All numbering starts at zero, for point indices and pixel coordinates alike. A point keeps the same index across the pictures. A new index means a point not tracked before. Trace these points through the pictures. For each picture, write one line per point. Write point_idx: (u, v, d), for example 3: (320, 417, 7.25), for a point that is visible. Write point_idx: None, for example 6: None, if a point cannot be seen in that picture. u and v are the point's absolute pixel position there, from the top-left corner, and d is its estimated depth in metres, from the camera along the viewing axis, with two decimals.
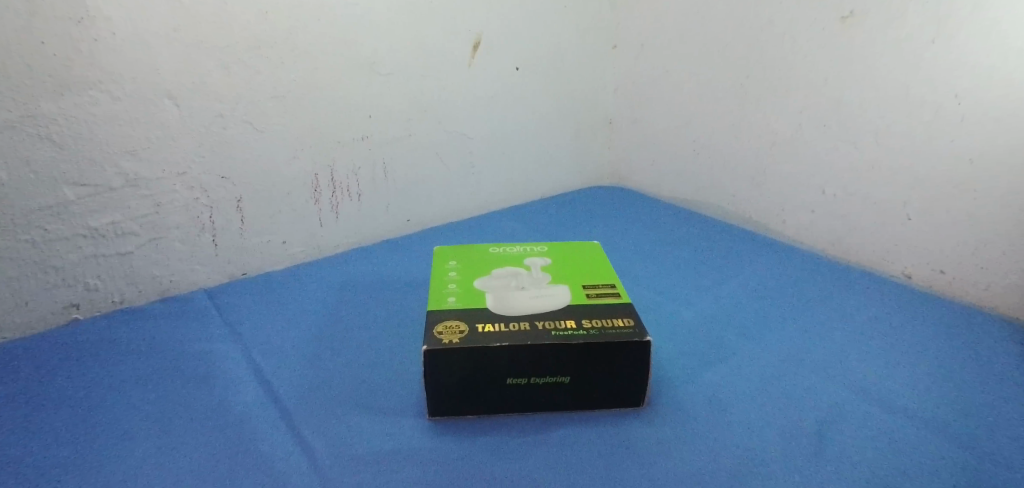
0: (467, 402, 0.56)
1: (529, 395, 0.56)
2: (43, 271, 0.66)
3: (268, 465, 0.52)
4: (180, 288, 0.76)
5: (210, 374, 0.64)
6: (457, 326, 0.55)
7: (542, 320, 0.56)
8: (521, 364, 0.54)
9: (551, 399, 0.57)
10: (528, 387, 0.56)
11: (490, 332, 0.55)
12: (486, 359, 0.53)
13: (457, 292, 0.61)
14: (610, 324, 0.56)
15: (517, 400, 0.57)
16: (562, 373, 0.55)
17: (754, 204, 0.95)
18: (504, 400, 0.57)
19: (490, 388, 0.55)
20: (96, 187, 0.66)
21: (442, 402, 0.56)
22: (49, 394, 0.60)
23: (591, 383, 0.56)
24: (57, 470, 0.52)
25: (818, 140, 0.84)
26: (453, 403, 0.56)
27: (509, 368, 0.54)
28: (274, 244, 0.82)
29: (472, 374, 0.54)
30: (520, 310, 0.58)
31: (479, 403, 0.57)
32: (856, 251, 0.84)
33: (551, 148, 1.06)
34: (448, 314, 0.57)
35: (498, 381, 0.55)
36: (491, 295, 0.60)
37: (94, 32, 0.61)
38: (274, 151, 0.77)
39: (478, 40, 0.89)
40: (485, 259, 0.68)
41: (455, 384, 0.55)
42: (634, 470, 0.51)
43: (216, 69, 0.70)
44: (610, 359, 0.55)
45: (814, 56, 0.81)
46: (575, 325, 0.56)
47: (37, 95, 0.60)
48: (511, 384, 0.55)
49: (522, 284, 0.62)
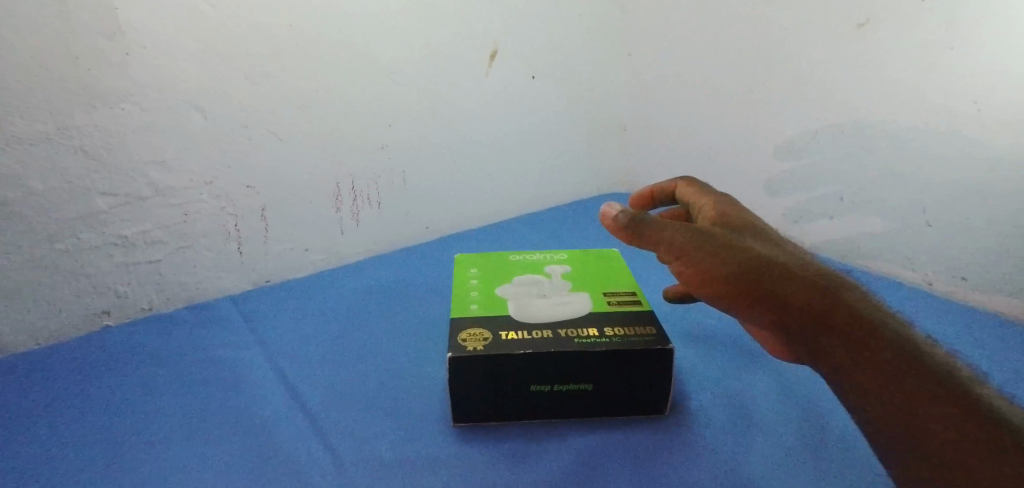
0: (490, 409, 0.57)
1: (553, 402, 0.57)
2: (76, 278, 0.68)
3: (299, 470, 0.53)
4: (206, 295, 0.78)
5: (238, 380, 0.65)
6: (480, 333, 0.56)
7: (565, 328, 0.57)
8: (544, 371, 0.55)
9: (573, 407, 0.58)
10: (551, 394, 0.56)
11: (514, 339, 0.55)
12: (511, 366, 0.54)
13: (480, 299, 0.62)
14: (632, 332, 0.56)
15: (541, 407, 0.57)
16: (585, 380, 0.56)
17: (770, 211, 0.95)
18: (527, 407, 0.57)
19: (514, 394, 0.56)
20: (127, 196, 0.68)
21: (465, 408, 0.57)
22: (81, 400, 0.62)
23: (612, 390, 0.57)
24: (92, 474, 0.53)
25: (832, 147, 0.84)
26: (477, 410, 0.57)
27: (533, 376, 0.55)
28: (296, 252, 0.83)
29: (496, 381, 0.55)
30: (542, 317, 0.59)
31: (503, 409, 0.57)
32: (876, 258, 0.84)
33: (566, 155, 1.07)
34: (471, 321, 0.58)
35: (521, 387, 0.56)
36: (513, 302, 0.61)
37: (126, 46, 0.63)
38: (297, 160, 0.78)
39: (494, 49, 0.90)
40: (505, 266, 0.69)
41: (480, 390, 0.56)
42: (657, 477, 0.52)
43: (243, 80, 0.71)
44: (633, 366, 0.55)
45: (830, 64, 0.81)
46: (597, 333, 0.56)
47: (72, 108, 0.62)
48: (535, 391, 0.56)
49: (543, 291, 0.63)
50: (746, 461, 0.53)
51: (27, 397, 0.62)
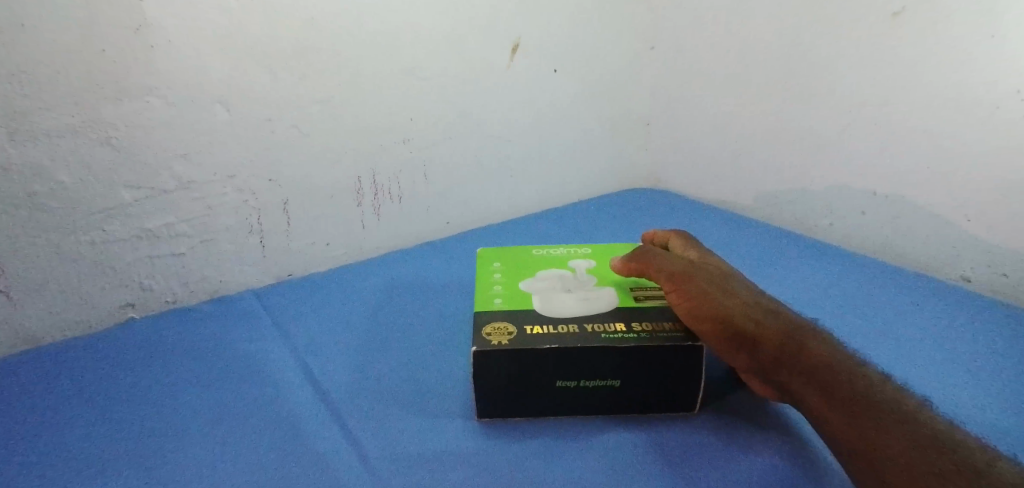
0: (514, 405, 0.56)
1: (579, 399, 0.56)
2: (102, 271, 0.68)
3: (322, 464, 0.53)
4: (229, 289, 0.78)
5: (262, 373, 0.65)
6: (505, 327, 0.55)
7: (591, 323, 0.56)
8: (571, 367, 0.53)
9: (599, 403, 0.56)
10: (577, 390, 0.55)
11: (539, 334, 0.54)
12: (536, 361, 0.53)
13: (504, 294, 0.61)
14: (661, 327, 0.55)
15: (566, 403, 0.56)
16: (612, 377, 0.54)
17: (799, 206, 0.93)
18: (553, 403, 0.56)
19: (539, 390, 0.55)
20: (152, 189, 0.68)
21: (489, 402, 0.56)
22: (107, 392, 0.62)
23: (640, 387, 0.55)
24: (119, 464, 0.53)
25: (866, 140, 0.82)
26: (502, 406, 0.56)
27: (559, 372, 0.54)
28: (318, 246, 0.83)
29: (520, 376, 0.54)
30: (567, 312, 0.57)
31: (528, 405, 0.56)
32: (910, 254, 0.82)
33: (589, 150, 1.05)
34: (496, 315, 0.57)
35: (546, 383, 0.55)
36: (538, 297, 0.60)
37: (150, 39, 0.63)
38: (319, 155, 0.78)
39: (517, 43, 0.89)
40: (529, 260, 0.68)
41: (505, 385, 0.55)
42: (688, 477, 0.50)
43: (265, 74, 0.71)
44: (661, 363, 0.54)
45: (865, 54, 0.79)
46: (625, 328, 0.55)
47: (98, 101, 0.62)
48: (561, 387, 0.55)
49: (568, 286, 0.62)
50: (778, 463, 0.52)
51: (55, 388, 0.62)
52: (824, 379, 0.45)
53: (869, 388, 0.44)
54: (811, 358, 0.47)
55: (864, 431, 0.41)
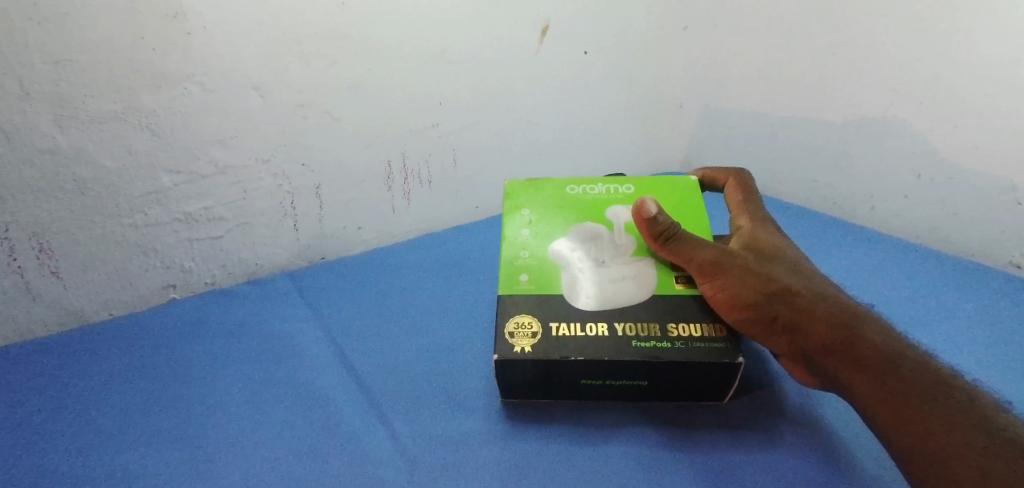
0: (536, 395, 0.58)
1: (603, 392, 0.57)
2: (144, 252, 0.71)
3: (355, 444, 0.55)
4: (265, 271, 0.81)
5: (296, 352, 0.67)
6: (530, 326, 0.55)
7: (622, 323, 0.55)
8: (598, 370, 0.54)
9: (619, 395, 0.58)
10: (602, 386, 0.56)
11: (566, 337, 0.54)
12: (563, 366, 0.54)
13: (531, 267, 0.60)
14: (696, 334, 0.54)
15: (589, 394, 0.58)
16: (638, 378, 0.55)
17: (837, 190, 0.94)
18: (578, 394, 0.58)
19: (564, 385, 0.56)
20: (190, 174, 0.70)
21: (512, 392, 0.58)
22: (151, 369, 0.65)
23: (666, 386, 0.56)
24: (165, 437, 0.56)
25: (912, 119, 0.82)
26: (527, 396, 0.58)
27: (585, 374, 0.55)
28: (350, 230, 0.85)
29: (545, 377, 0.55)
30: (594, 299, 0.57)
31: (551, 395, 0.58)
32: (958, 239, 0.85)
33: (621, 133, 1.03)
34: (521, 304, 0.57)
35: (571, 382, 0.56)
36: (566, 275, 0.59)
37: (188, 27, 0.63)
38: (348, 140, 0.79)
39: (546, 25, 0.86)
40: (561, 206, 0.64)
41: (530, 383, 0.56)
42: (692, 466, 0.53)
43: (297, 61, 0.71)
44: (691, 373, 0.54)
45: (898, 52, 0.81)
46: (657, 333, 0.54)
47: (138, 88, 0.63)
48: (586, 384, 0.56)
49: (600, 257, 0.60)
50: (785, 459, 0.54)
51: (103, 364, 0.65)
52: (880, 375, 0.49)
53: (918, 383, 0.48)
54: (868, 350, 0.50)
55: (909, 426, 0.46)
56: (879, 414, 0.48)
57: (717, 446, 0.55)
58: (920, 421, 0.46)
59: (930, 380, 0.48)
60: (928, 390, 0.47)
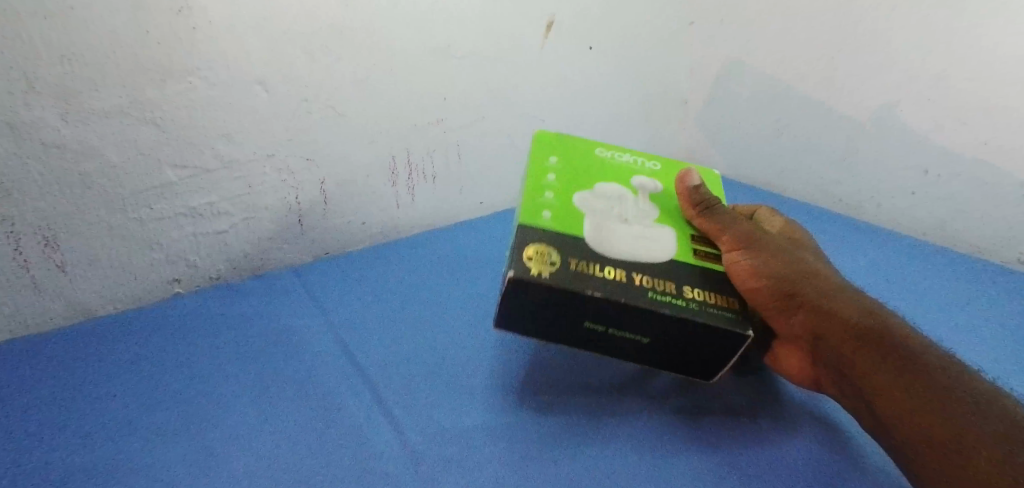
0: (535, 333, 0.56)
1: (602, 342, 0.56)
2: (149, 246, 0.71)
3: (360, 437, 0.55)
4: (270, 266, 0.81)
5: (301, 346, 0.67)
6: (548, 254, 0.53)
7: (639, 275, 0.54)
8: (606, 317, 0.53)
9: (615, 348, 0.57)
10: (602, 335, 0.55)
11: (582, 273, 0.53)
12: (574, 306, 0.52)
13: (554, 207, 0.59)
14: (712, 302, 0.53)
15: (587, 342, 0.57)
16: (644, 334, 0.54)
17: (844, 188, 0.95)
18: (575, 339, 0.57)
19: (568, 326, 0.55)
20: (196, 168, 0.70)
21: (514, 319, 0.56)
22: (155, 362, 0.65)
23: (667, 349, 0.55)
24: (170, 431, 0.56)
25: (921, 115, 0.84)
26: (526, 330, 0.57)
27: (591, 316, 0.53)
28: (355, 225, 0.85)
29: (551, 313, 0.54)
30: (616, 246, 0.56)
31: (551, 334, 0.57)
32: (963, 234, 0.88)
33: (626, 130, 1.03)
34: (541, 236, 0.55)
35: (575, 322, 0.54)
36: (589, 220, 0.58)
37: (193, 21, 0.63)
38: (353, 135, 0.79)
39: (552, 20, 0.86)
40: (588, 165, 0.66)
41: (535, 315, 0.55)
42: (690, 463, 0.54)
43: (301, 55, 0.71)
44: (701, 339, 0.53)
45: (908, 53, 0.82)
46: (673, 292, 0.53)
47: (143, 83, 0.63)
48: (587, 329, 0.55)
49: (624, 214, 0.60)
50: (779, 464, 0.55)
51: (108, 357, 0.65)
52: (883, 367, 0.51)
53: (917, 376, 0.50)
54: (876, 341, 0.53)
55: (907, 418, 0.48)
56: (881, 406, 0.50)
57: (715, 449, 0.56)
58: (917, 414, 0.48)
59: (928, 374, 0.50)
60: (926, 382, 0.49)
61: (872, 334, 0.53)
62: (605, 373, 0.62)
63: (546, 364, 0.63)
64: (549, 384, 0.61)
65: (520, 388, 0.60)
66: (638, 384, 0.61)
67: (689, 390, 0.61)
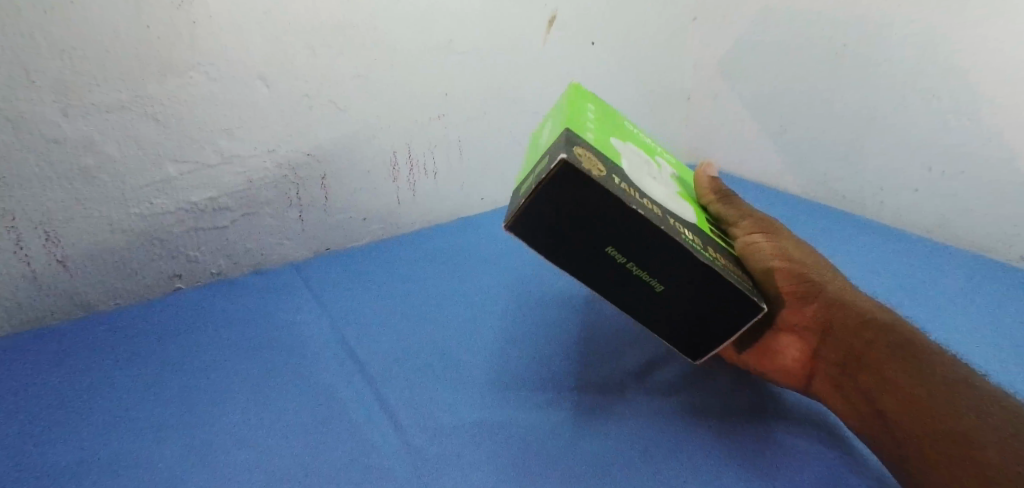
0: (543, 245, 0.48)
1: (608, 273, 0.49)
2: (150, 241, 0.71)
3: (359, 433, 0.55)
4: (271, 262, 0.81)
5: (302, 342, 0.67)
6: (595, 162, 0.46)
7: (671, 218, 0.50)
8: (631, 248, 0.47)
9: (613, 283, 0.50)
10: (614, 266, 0.49)
11: (626, 190, 0.46)
12: (612, 226, 0.46)
13: (593, 135, 0.56)
14: (730, 267, 0.51)
15: (594, 269, 0.49)
16: (660, 277, 0.49)
17: (846, 185, 0.94)
18: (581, 263, 0.49)
19: (590, 246, 0.47)
20: (196, 164, 0.70)
21: (534, 220, 0.46)
22: (155, 357, 0.65)
23: (678, 300, 0.51)
24: (169, 426, 0.56)
25: (924, 113, 0.83)
26: (539, 235, 0.47)
27: (616, 242, 0.47)
28: (355, 221, 0.85)
29: (582, 227, 0.46)
30: (649, 187, 0.53)
31: (563, 252, 0.48)
32: (964, 233, 0.85)
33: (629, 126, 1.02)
34: (585, 144, 0.49)
35: (598, 241, 0.47)
36: (625, 159, 0.55)
37: (194, 16, 0.63)
38: (354, 131, 0.78)
39: (554, 16, 0.86)
40: (621, 132, 0.66)
41: (561, 220, 0.46)
42: (691, 456, 0.53)
43: (303, 50, 0.70)
44: (717, 301, 0.50)
45: (902, 49, 0.82)
46: (699, 245, 0.50)
47: (144, 77, 0.63)
48: (605, 254, 0.48)
49: (652, 174, 0.58)
50: (784, 454, 0.54)
51: (108, 352, 0.65)
52: (884, 368, 0.51)
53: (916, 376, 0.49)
54: (879, 338, 0.52)
55: (903, 419, 0.47)
56: (880, 407, 0.50)
57: (717, 442, 0.55)
58: (911, 415, 0.47)
59: (927, 373, 0.49)
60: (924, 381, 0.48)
61: (876, 332, 0.53)
62: (607, 372, 0.62)
63: (548, 363, 0.63)
64: (550, 383, 0.60)
65: (521, 387, 0.60)
66: (640, 383, 0.61)
67: (692, 388, 0.60)
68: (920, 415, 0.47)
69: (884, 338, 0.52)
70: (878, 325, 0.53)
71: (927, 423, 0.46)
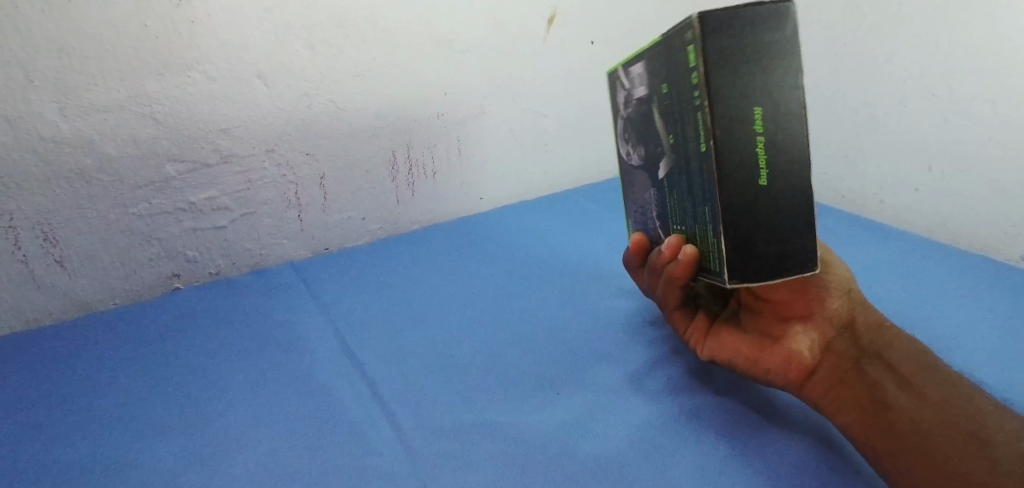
0: (712, 57, 0.39)
1: (729, 133, 0.40)
2: (148, 241, 0.71)
3: (357, 434, 0.55)
4: (270, 262, 0.81)
5: (300, 342, 0.67)
6: None
7: None
8: (776, 128, 0.40)
9: (727, 150, 0.40)
10: (743, 130, 0.40)
11: None
12: (778, 87, 0.39)
13: None
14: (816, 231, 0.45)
15: (722, 120, 0.40)
16: (772, 182, 0.41)
17: (844, 182, 0.98)
18: (722, 102, 0.39)
19: (749, 94, 0.39)
20: (194, 163, 0.70)
21: (726, 27, 0.38)
22: (153, 358, 0.65)
23: (758, 208, 0.41)
24: (166, 427, 0.56)
25: (925, 111, 0.84)
26: (718, 47, 0.39)
27: (772, 109, 0.39)
28: (355, 220, 0.84)
29: (756, 64, 0.39)
30: None
31: (719, 82, 0.39)
32: (966, 233, 0.83)
33: None
34: None
35: (759, 98, 0.39)
36: None
37: (191, 14, 0.64)
38: (355, 129, 0.78)
39: (553, 14, 0.87)
40: None
41: (747, 46, 0.38)
42: (690, 455, 0.52)
43: (302, 48, 0.71)
44: (794, 240, 0.41)
45: (904, 52, 0.84)
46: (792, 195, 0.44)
47: (143, 75, 0.63)
48: (751, 111, 0.39)
49: None
50: (788, 453, 0.52)
51: (105, 352, 0.65)
52: (904, 376, 0.49)
53: (930, 390, 0.48)
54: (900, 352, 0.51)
55: (909, 423, 0.46)
56: (886, 409, 0.48)
57: (719, 440, 0.54)
58: (915, 421, 0.46)
59: (940, 388, 0.48)
60: (937, 396, 0.48)
61: (900, 346, 0.52)
62: (609, 375, 0.62)
63: (547, 365, 0.63)
64: (550, 385, 0.60)
65: (521, 389, 0.59)
66: (640, 385, 0.60)
67: (692, 389, 0.60)
68: (925, 423, 0.46)
69: (903, 353, 0.51)
70: (897, 340, 0.53)
71: (933, 432, 0.45)
